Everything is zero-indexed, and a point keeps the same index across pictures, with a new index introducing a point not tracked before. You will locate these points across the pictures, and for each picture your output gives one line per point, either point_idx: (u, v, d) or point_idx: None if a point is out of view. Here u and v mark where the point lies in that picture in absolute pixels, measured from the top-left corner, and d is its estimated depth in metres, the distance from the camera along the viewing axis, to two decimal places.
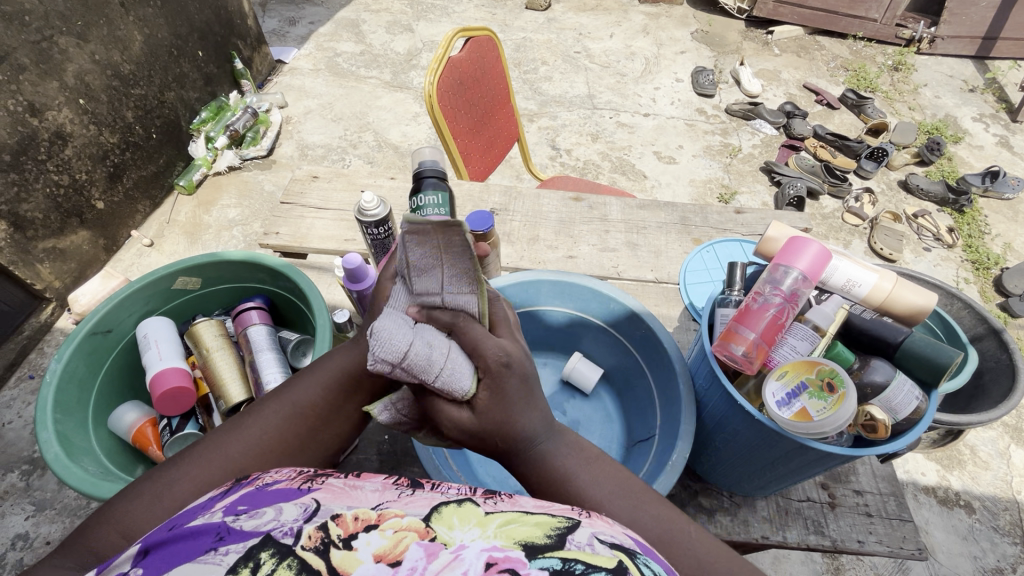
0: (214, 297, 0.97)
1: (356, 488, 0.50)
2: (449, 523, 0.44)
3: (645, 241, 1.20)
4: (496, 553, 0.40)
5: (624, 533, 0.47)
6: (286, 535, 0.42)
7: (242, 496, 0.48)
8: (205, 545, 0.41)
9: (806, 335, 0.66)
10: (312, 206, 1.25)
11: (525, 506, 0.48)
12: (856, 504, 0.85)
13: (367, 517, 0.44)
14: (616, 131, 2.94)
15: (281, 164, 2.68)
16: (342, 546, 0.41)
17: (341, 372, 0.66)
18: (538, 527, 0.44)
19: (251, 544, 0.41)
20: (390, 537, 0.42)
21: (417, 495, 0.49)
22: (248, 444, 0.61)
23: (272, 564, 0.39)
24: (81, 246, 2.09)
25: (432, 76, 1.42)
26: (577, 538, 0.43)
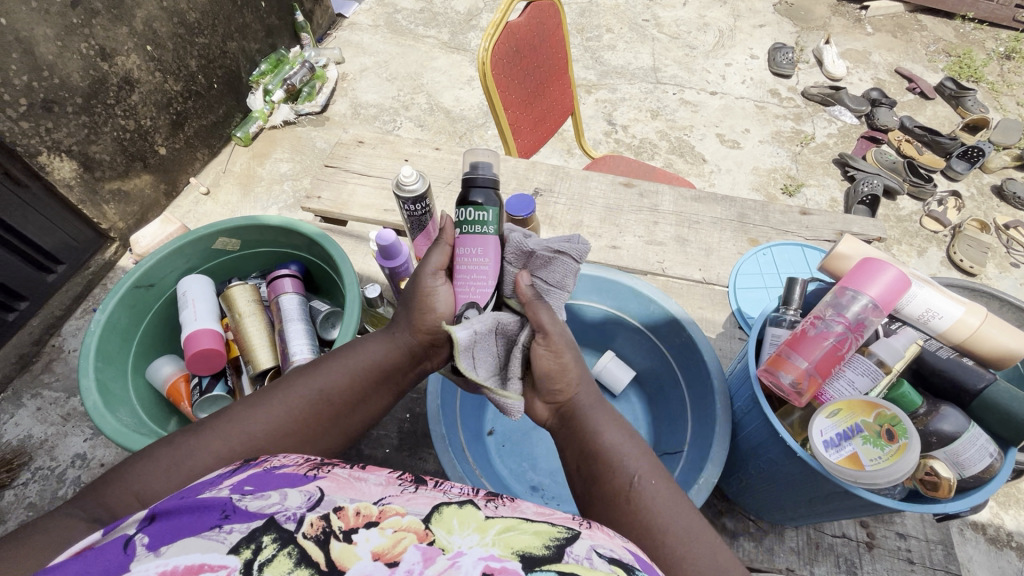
0: (253, 259, 0.98)
1: (361, 480, 0.51)
2: (448, 526, 0.44)
3: (696, 237, 1.12)
4: (492, 563, 0.39)
5: (623, 547, 0.46)
6: (289, 520, 0.41)
7: (249, 476, 0.49)
8: (210, 521, 0.41)
9: (868, 370, 0.59)
10: (355, 171, 1.23)
11: (524, 514, 0.49)
12: (896, 548, 0.78)
13: (370, 514, 0.44)
14: (678, 108, 2.77)
15: (335, 121, 2.68)
16: (342, 538, 0.41)
17: (377, 363, 0.70)
18: (536, 537, 0.44)
19: (254, 527, 0.40)
20: (390, 535, 0.42)
21: (419, 493, 0.50)
22: (269, 425, 0.62)
23: (273, 550, 0.39)
24: (144, 190, 2.18)
25: (487, 42, 1.36)
26: (575, 551, 0.43)
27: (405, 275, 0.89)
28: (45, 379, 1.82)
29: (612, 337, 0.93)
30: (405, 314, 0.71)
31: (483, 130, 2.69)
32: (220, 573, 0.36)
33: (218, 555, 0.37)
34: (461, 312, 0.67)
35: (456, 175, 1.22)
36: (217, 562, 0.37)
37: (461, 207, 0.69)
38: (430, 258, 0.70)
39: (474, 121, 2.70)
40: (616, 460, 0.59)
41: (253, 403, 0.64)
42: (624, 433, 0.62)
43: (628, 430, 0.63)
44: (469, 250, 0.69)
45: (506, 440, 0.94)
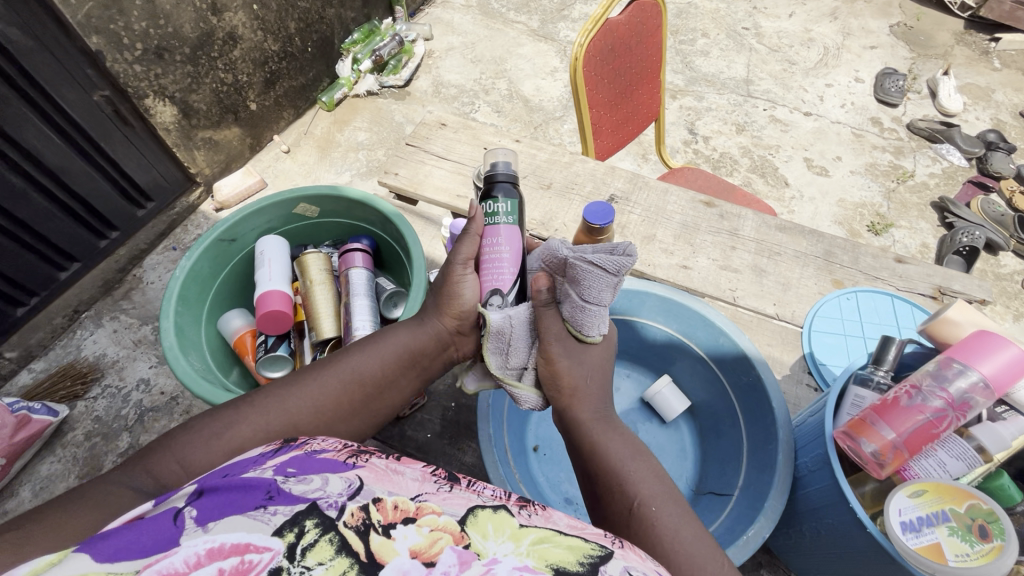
0: (328, 228, 1.01)
1: (398, 473, 0.51)
2: (483, 531, 0.44)
3: (775, 269, 1.05)
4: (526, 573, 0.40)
5: (654, 570, 0.46)
6: (331, 507, 0.43)
7: (291, 459, 0.50)
8: (256, 500, 0.42)
9: (963, 454, 0.54)
10: (434, 153, 1.24)
11: (557, 524, 0.49)
12: None
13: (406, 509, 0.45)
14: (766, 126, 2.63)
15: (415, 97, 2.72)
16: (381, 532, 0.42)
17: (408, 347, 0.73)
18: (570, 553, 0.43)
19: (297, 510, 0.42)
20: (426, 535, 0.42)
21: (454, 493, 0.51)
22: (311, 400, 0.66)
23: (316, 536, 0.40)
24: (232, 141, 2.30)
25: (583, 37, 1.33)
26: (609, 569, 0.43)
27: None
28: (123, 305, 1.97)
29: (672, 361, 0.89)
30: (433, 304, 0.74)
31: (559, 123, 2.66)
32: (265, 555, 0.38)
33: (264, 536, 0.39)
34: (488, 299, 0.71)
35: (533, 170, 1.21)
36: (263, 543, 0.38)
37: (484, 199, 0.72)
38: (460, 247, 0.72)
39: (551, 113, 2.67)
40: (621, 481, 0.60)
41: (287, 381, 0.67)
42: (630, 451, 0.64)
43: (638, 448, 0.64)
44: (497, 241, 0.70)
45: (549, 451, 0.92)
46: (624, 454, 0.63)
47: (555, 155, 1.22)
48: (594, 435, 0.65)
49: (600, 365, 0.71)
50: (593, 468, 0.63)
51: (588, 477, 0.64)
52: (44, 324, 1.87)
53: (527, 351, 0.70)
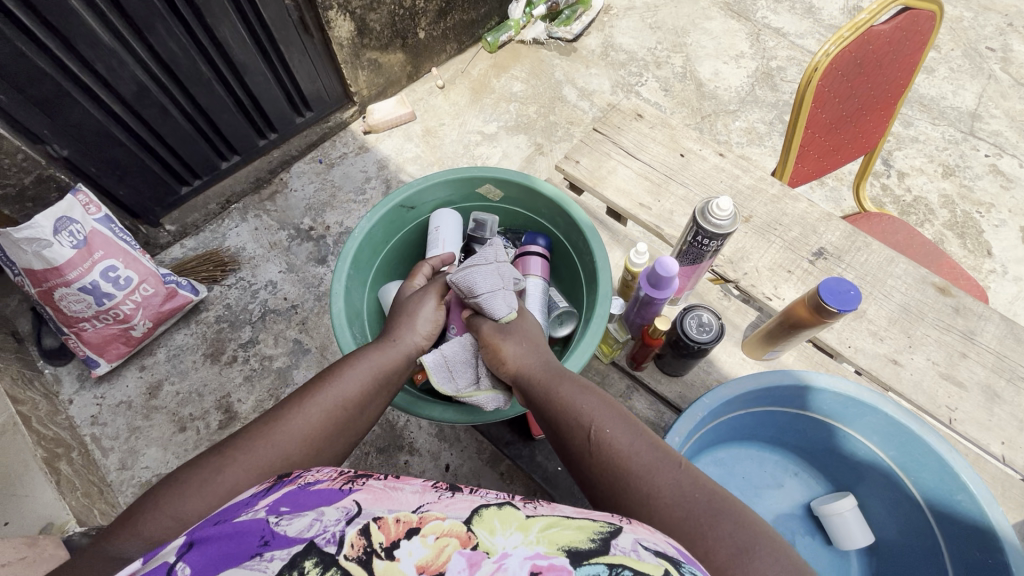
0: (503, 213, 0.94)
1: (396, 489, 0.51)
2: (489, 528, 0.44)
3: (1015, 398, 0.85)
4: (539, 561, 0.40)
5: (666, 542, 0.46)
6: (330, 543, 0.42)
7: (285, 493, 0.49)
8: (250, 547, 0.42)
9: None
10: (622, 147, 1.11)
11: (565, 513, 0.48)
12: None
13: (409, 520, 0.45)
14: (983, 176, 2.18)
15: (582, 55, 2.53)
16: (385, 556, 0.41)
17: (378, 367, 0.69)
18: (580, 533, 0.44)
19: (295, 551, 0.41)
20: (431, 546, 0.42)
21: (456, 498, 0.50)
22: (288, 426, 0.61)
23: (317, 575, 0.40)
24: (394, 66, 2.27)
25: (835, 45, 1.10)
26: (620, 544, 0.43)
27: (657, 309, 0.78)
28: (268, 205, 2.06)
29: (863, 482, 0.75)
30: (403, 323, 0.74)
31: (731, 117, 2.37)
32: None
33: None
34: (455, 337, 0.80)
35: (732, 194, 1.04)
36: None
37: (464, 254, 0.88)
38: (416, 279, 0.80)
39: (725, 104, 2.39)
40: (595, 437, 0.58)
41: (260, 421, 0.62)
42: (579, 384, 0.64)
43: (581, 383, 0.64)
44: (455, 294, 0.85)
45: None
46: (573, 393, 0.63)
47: (762, 183, 1.05)
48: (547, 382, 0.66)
49: (531, 335, 0.73)
50: (546, 411, 0.64)
51: (544, 422, 0.64)
52: (201, 206, 2.00)
53: (469, 372, 0.74)
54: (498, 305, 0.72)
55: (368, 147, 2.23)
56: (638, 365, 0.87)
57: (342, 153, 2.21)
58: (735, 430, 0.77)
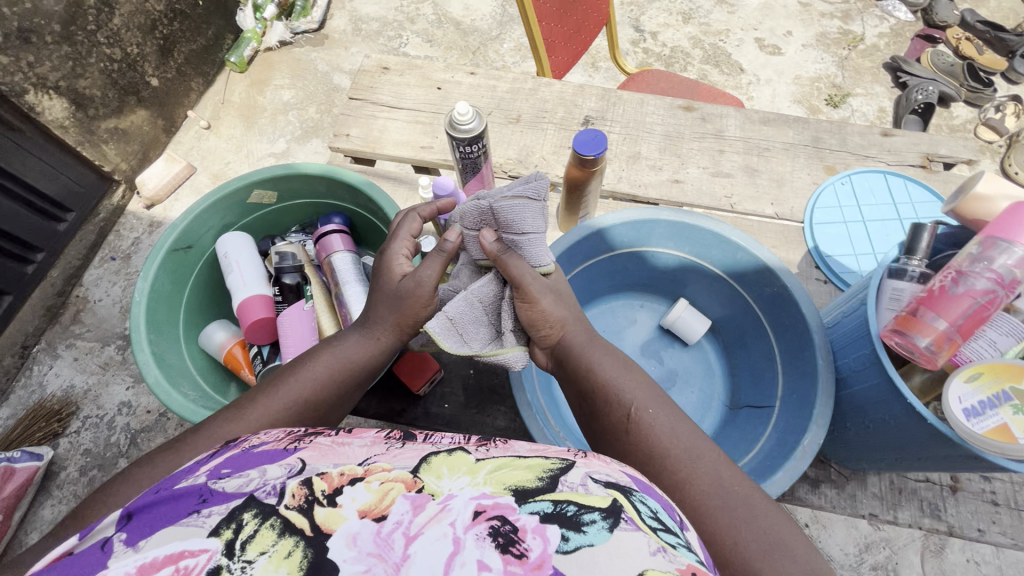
0: (292, 211, 0.91)
1: (344, 444, 0.47)
2: (437, 473, 0.42)
3: (767, 166, 1.02)
4: (484, 501, 0.38)
5: (621, 471, 0.45)
6: (270, 495, 0.39)
7: (226, 457, 0.45)
8: (188, 507, 0.38)
9: (1012, 330, 0.53)
10: (383, 103, 1.11)
11: (519, 452, 0.47)
12: (980, 490, 0.77)
13: (354, 472, 0.42)
14: (712, 10, 2.49)
15: (335, 39, 2.45)
16: (326, 502, 0.38)
17: (350, 357, 0.62)
18: (530, 472, 0.42)
19: (234, 507, 0.38)
20: (375, 491, 0.39)
21: (407, 448, 0.47)
22: (251, 419, 0.55)
23: (255, 525, 0.36)
24: (142, 127, 2.03)
25: None
26: (569, 479, 0.41)
27: None
28: (76, 329, 1.78)
29: (686, 285, 0.87)
30: (383, 310, 0.64)
31: (498, 42, 2.45)
32: (203, 557, 0.34)
33: (200, 540, 0.35)
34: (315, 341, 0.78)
35: (496, 103, 1.10)
36: (197, 547, 0.34)
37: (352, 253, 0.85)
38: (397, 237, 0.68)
39: (487, 33, 2.45)
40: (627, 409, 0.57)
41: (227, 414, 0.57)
42: (621, 366, 0.61)
43: (626, 363, 0.61)
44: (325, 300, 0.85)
45: None
46: (615, 369, 0.60)
47: (517, 83, 1.11)
48: (583, 358, 0.62)
49: (567, 289, 0.67)
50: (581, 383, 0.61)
51: (577, 393, 0.62)
52: None
53: (483, 334, 0.65)
54: (542, 254, 0.63)
55: (160, 221, 1.99)
56: None
57: (133, 239, 1.95)
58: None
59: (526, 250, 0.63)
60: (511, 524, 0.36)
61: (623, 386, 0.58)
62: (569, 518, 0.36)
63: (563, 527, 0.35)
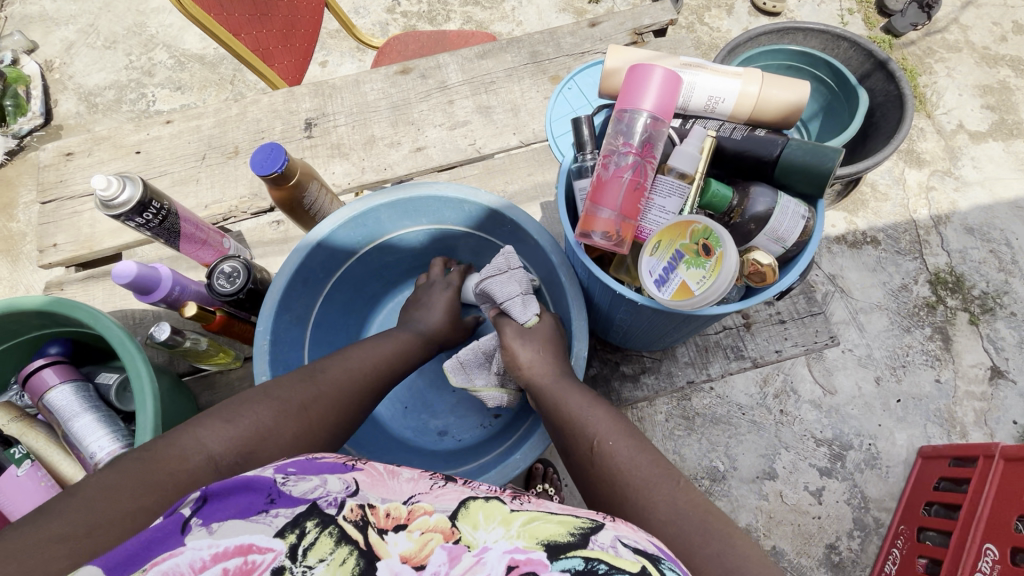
0: (3, 359, 0.77)
1: (393, 475, 0.43)
2: (474, 518, 0.37)
3: (498, 99, 1.00)
4: (518, 555, 0.33)
5: (647, 537, 0.39)
6: (330, 506, 0.35)
7: (292, 461, 0.41)
8: (257, 502, 0.34)
9: (673, 188, 0.55)
10: (82, 192, 0.97)
11: (550, 507, 0.40)
12: (768, 316, 0.83)
13: (399, 512, 0.37)
14: None
15: (72, 127, 2.13)
16: (375, 534, 0.35)
17: (404, 346, 0.66)
18: (562, 525, 0.36)
19: (299, 511, 0.34)
20: (417, 538, 0.35)
21: (449, 486, 0.42)
22: (319, 385, 0.55)
23: (315, 534, 0.33)
24: None
25: None
26: (600, 538, 0.36)
27: (188, 298, 0.73)
28: None
29: (455, 250, 0.84)
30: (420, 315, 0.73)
31: None
32: (269, 556, 0.32)
33: (266, 538, 0.32)
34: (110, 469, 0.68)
35: (208, 143, 0.99)
36: (265, 543, 0.32)
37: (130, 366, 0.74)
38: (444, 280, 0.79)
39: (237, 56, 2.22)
40: (575, 424, 0.55)
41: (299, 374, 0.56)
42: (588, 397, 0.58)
43: (595, 399, 0.57)
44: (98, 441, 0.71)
45: (401, 399, 0.84)
46: (579, 402, 0.57)
47: (222, 113, 1.00)
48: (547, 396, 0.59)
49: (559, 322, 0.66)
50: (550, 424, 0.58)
51: (548, 425, 0.59)
52: None
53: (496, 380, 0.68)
54: (516, 308, 0.64)
55: None
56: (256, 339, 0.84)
57: None
58: (345, 323, 0.83)
59: (514, 308, 0.65)
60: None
61: (576, 409, 0.56)
62: None
63: None
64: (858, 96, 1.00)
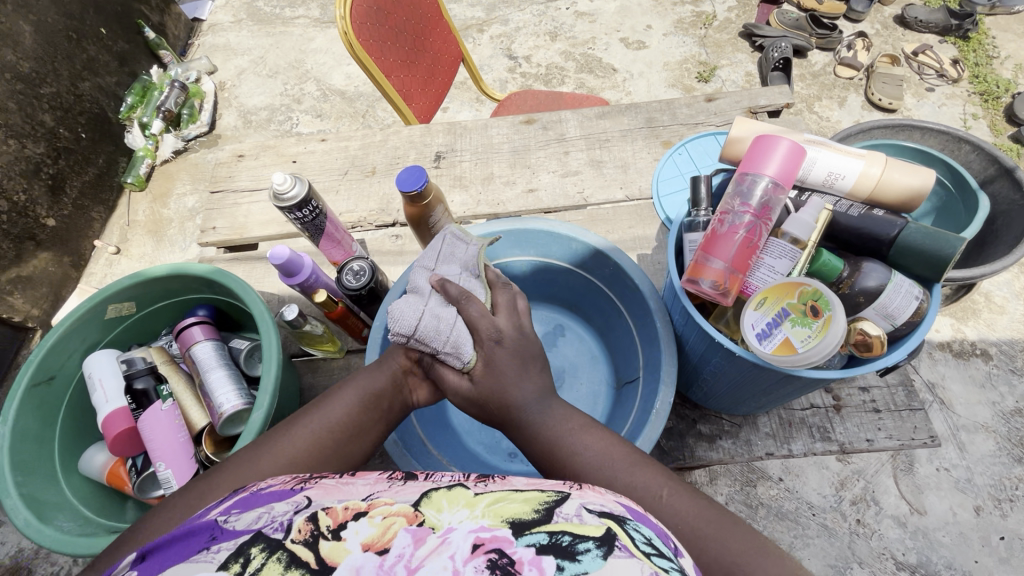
0: (158, 315, 0.91)
1: (349, 483, 0.49)
2: (437, 507, 0.43)
3: (610, 156, 1.08)
4: (483, 534, 0.39)
5: (615, 500, 0.45)
6: (276, 530, 0.41)
7: (236, 498, 0.46)
8: (198, 544, 0.40)
9: (785, 251, 0.57)
10: (245, 189, 1.14)
11: (515, 486, 0.47)
12: (862, 402, 0.81)
13: (358, 509, 0.43)
14: (575, 23, 2.51)
15: (228, 137, 2.47)
16: (331, 536, 0.40)
17: (368, 386, 0.65)
18: (525, 504, 0.43)
19: (242, 540, 0.40)
20: (378, 526, 0.41)
21: (408, 484, 0.49)
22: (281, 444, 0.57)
23: (262, 560, 0.38)
24: (47, 269, 2.02)
25: (342, 8, 1.22)
26: (565, 510, 0.42)
27: (319, 286, 0.83)
28: None
29: (551, 283, 0.90)
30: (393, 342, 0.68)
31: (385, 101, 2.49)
32: None
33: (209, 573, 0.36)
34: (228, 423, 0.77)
35: (351, 162, 1.14)
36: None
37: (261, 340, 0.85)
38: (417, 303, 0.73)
39: (373, 95, 2.51)
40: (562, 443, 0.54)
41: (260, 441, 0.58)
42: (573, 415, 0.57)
43: (585, 422, 0.56)
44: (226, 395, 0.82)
45: (476, 416, 0.89)
46: (567, 426, 0.55)
47: (368, 138, 1.16)
48: (531, 414, 0.56)
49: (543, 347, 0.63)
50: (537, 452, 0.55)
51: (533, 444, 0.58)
52: None
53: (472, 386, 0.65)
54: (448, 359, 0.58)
55: None
56: (363, 337, 0.92)
57: None
58: None
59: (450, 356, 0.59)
60: (508, 556, 0.37)
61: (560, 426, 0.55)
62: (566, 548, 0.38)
63: (558, 557, 0.37)
64: (978, 199, 0.94)
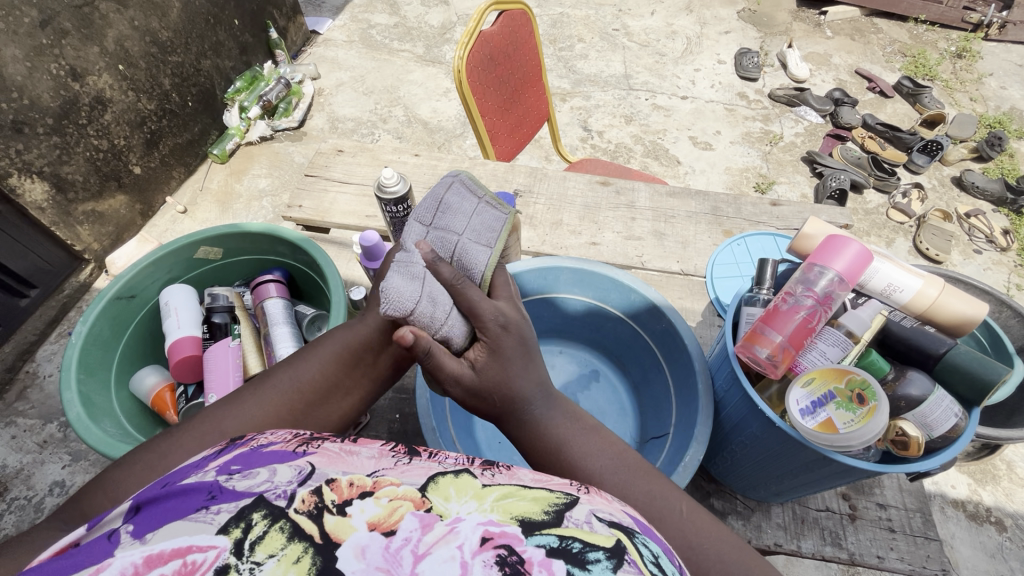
0: (235, 268, 0.98)
1: (352, 453, 0.41)
2: (444, 494, 0.37)
3: (673, 231, 1.16)
4: (492, 527, 0.34)
5: (622, 510, 0.40)
6: (280, 497, 0.34)
7: (236, 454, 0.40)
8: (195, 503, 0.34)
9: (838, 340, 0.63)
10: (336, 179, 1.25)
11: (523, 480, 0.41)
12: (878, 518, 0.81)
13: (363, 484, 0.37)
14: (651, 113, 2.69)
15: (312, 136, 2.55)
16: (336, 511, 0.34)
17: (348, 344, 0.63)
18: (535, 503, 0.37)
19: (244, 504, 0.34)
20: (385, 505, 0.35)
21: (414, 463, 0.42)
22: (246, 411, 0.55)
23: (265, 527, 0.32)
24: (119, 210, 1.99)
25: (462, 50, 1.36)
26: (575, 515, 0.36)
27: None
28: (18, 407, 1.58)
29: (600, 327, 0.95)
30: None
31: (462, 140, 2.66)
32: (210, 554, 0.30)
33: (208, 537, 0.31)
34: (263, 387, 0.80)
35: (437, 180, 1.24)
36: (206, 542, 0.31)
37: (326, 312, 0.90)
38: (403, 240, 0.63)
39: (452, 131, 2.67)
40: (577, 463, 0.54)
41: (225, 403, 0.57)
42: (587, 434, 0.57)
43: (590, 425, 0.57)
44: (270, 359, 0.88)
45: (498, 436, 0.94)
46: (575, 428, 0.56)
47: (456, 163, 1.26)
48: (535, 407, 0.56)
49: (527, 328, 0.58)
50: (540, 448, 0.55)
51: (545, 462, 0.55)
52: None
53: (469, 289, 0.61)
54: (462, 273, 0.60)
55: None
56: None
57: None
58: None
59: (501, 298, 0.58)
60: (519, 555, 0.32)
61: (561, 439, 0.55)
62: (573, 555, 0.32)
63: (568, 563, 0.32)
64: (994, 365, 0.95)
